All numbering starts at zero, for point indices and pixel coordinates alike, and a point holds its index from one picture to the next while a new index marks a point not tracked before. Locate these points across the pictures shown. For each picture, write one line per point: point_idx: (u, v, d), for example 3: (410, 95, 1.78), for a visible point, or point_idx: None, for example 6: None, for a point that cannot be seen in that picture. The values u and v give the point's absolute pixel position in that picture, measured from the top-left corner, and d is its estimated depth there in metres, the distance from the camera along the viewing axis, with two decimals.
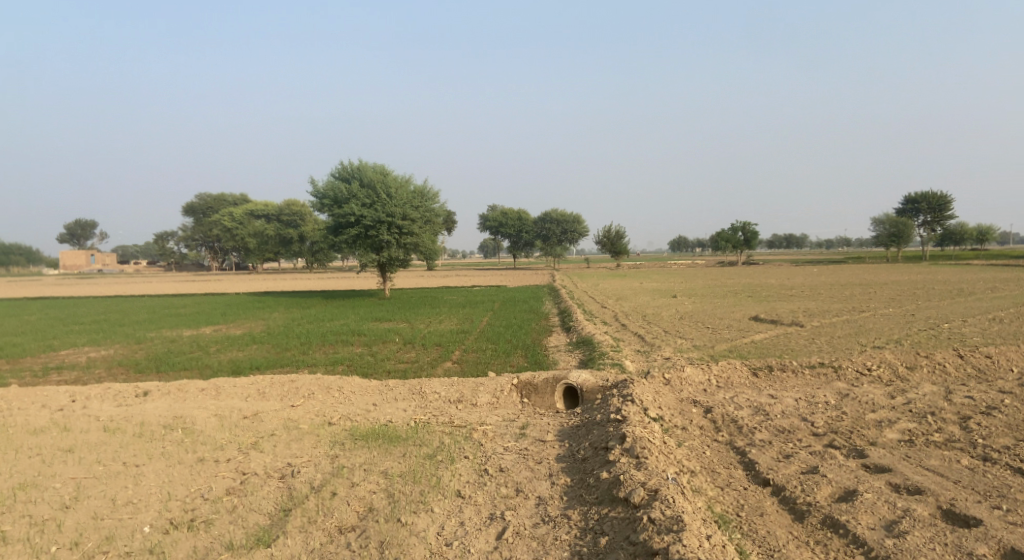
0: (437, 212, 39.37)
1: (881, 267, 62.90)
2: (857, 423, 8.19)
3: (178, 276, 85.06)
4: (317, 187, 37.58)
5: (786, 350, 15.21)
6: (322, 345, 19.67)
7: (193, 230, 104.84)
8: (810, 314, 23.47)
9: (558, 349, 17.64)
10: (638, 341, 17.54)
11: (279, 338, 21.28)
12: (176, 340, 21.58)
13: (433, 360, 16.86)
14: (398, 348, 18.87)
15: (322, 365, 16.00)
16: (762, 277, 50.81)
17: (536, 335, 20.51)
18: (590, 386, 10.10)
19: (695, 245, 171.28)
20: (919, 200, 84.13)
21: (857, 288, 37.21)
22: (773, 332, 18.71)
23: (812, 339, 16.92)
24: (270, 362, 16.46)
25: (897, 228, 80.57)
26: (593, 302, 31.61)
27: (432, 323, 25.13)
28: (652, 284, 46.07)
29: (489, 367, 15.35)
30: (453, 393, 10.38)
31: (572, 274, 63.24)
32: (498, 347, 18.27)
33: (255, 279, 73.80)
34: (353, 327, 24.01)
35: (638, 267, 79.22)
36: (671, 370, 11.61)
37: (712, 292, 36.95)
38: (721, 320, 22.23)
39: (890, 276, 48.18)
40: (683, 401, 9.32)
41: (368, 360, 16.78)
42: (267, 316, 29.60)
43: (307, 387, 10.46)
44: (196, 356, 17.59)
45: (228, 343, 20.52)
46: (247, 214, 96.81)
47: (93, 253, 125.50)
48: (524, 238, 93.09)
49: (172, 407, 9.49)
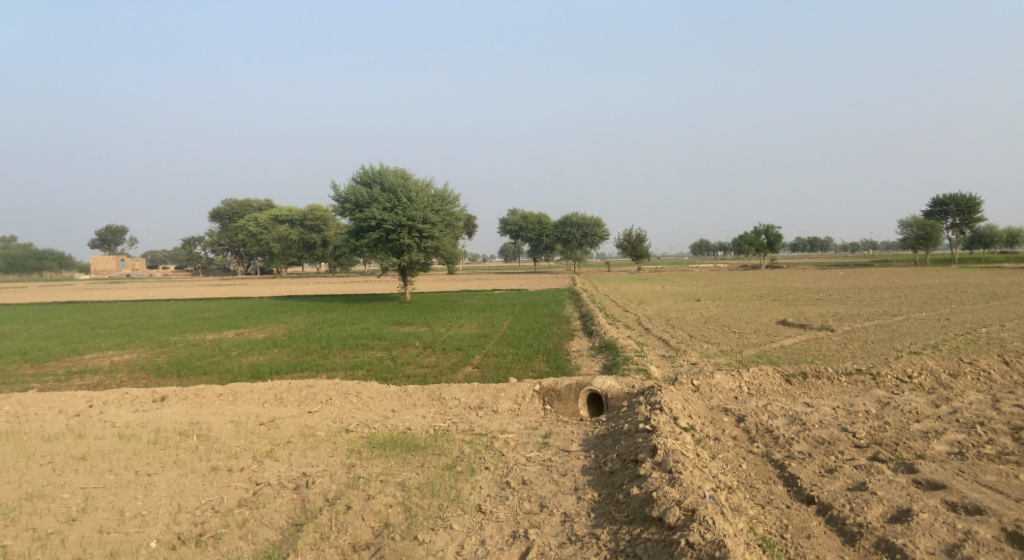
0: (458, 216, 39.21)
1: (909, 271, 61.44)
2: (903, 434, 7.69)
3: (203, 281, 86.19)
4: (338, 190, 37.64)
5: (818, 356, 14.63)
6: (342, 349, 19.52)
7: (217, 234, 106.21)
8: (840, 318, 22.78)
9: (581, 354, 17.25)
10: (663, 346, 17.08)
11: (300, 342, 21.19)
12: (198, 343, 21.60)
13: (453, 364, 16.58)
14: (419, 352, 18.65)
15: (341, 370, 15.81)
16: (788, 281, 49.87)
17: (558, 339, 20.16)
18: (616, 393, 9.72)
19: (717, 249, 169.48)
20: (948, 202, 82.21)
21: (886, 291, 36.29)
22: (802, 336, 18.11)
23: (845, 344, 16.31)
24: (290, 366, 16.34)
25: (926, 231, 78.75)
26: (616, 305, 31.12)
27: (453, 327, 24.90)
28: (674, 287, 45.45)
29: (510, 372, 15.04)
30: (474, 399, 10.07)
31: (594, 278, 62.69)
32: (519, 351, 17.94)
33: (278, 282, 74.41)
34: (373, 331, 23.86)
35: (660, 270, 78.37)
36: (699, 376, 11.15)
37: (737, 296, 36.23)
38: (748, 324, 21.67)
39: (921, 279, 46.98)
40: (714, 410, 8.88)
41: (388, 364, 16.56)
42: (289, 320, 29.60)
43: (325, 392, 10.24)
44: (217, 360, 17.54)
45: (249, 347, 20.48)
46: (271, 219, 97.80)
47: (121, 257, 127.79)
48: (545, 242, 92.80)
49: (188, 412, 9.34)
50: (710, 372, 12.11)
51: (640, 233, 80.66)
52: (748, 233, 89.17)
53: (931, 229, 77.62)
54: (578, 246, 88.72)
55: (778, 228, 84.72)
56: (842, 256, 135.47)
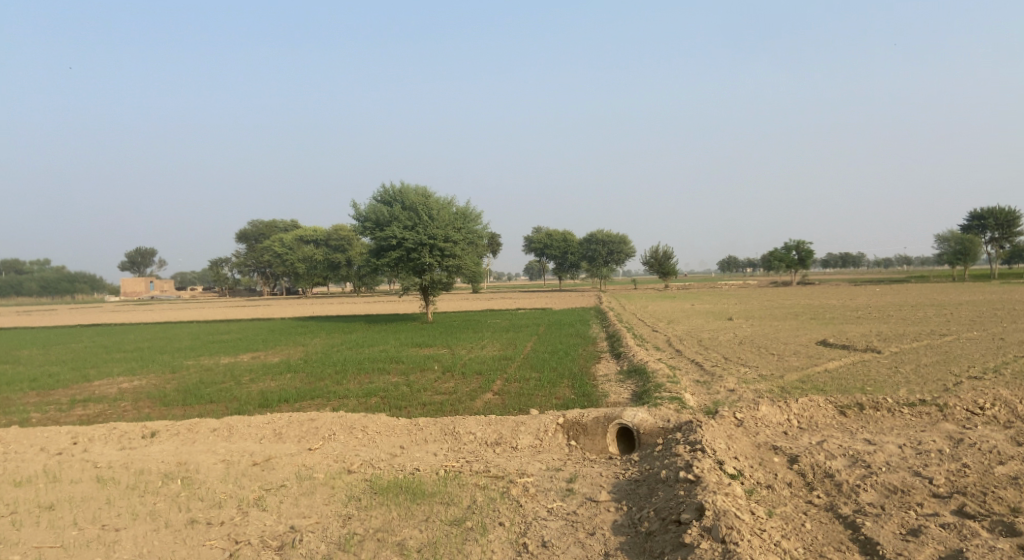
0: (481, 233, 38.49)
1: (946, 287, 59.08)
2: (989, 479, 6.52)
3: (230, 302, 86.84)
4: (359, 210, 37.30)
5: (869, 383, 13.35)
6: (357, 373, 18.74)
7: (244, 256, 107.24)
8: (885, 339, 21.29)
9: (608, 379, 16.18)
10: (697, 370, 15.95)
11: (315, 367, 20.47)
12: (211, 369, 21.05)
13: (472, 390, 15.65)
14: (436, 376, 17.78)
15: (353, 397, 14.98)
16: (823, 298, 47.91)
17: (584, 362, 19.10)
18: (649, 428, 8.70)
19: (745, 266, 166.43)
20: (986, 216, 79.29)
21: (928, 308, 34.50)
22: (848, 360, 16.77)
23: (896, 369, 14.97)
24: (301, 393, 15.60)
25: (962, 245, 75.87)
26: (644, 325, 29.89)
27: (473, 349, 23.98)
28: (704, 306, 43.92)
29: (532, 401, 14.05)
30: (491, 434, 9.15)
31: (620, 296, 61.30)
32: (543, 375, 16.93)
33: (301, 304, 74.48)
34: (391, 354, 23.04)
35: (688, 288, 76.80)
36: (741, 407, 10.03)
37: (770, 314, 34.75)
38: (786, 346, 20.34)
39: (962, 295, 44.80)
40: (761, 450, 7.82)
41: (402, 390, 15.69)
42: (307, 342, 29.06)
43: (328, 425, 9.41)
44: (227, 387, 16.89)
45: (262, 371, 19.85)
46: (297, 239, 98.50)
47: (150, 279, 129.73)
48: (569, 259, 92.09)
49: (177, 452, 8.64)
50: (752, 403, 10.97)
51: (666, 249, 79.29)
52: (777, 249, 87.10)
53: (970, 244, 74.78)
54: (602, 263, 87.62)
55: (808, 244, 82.57)
56: (875, 272, 131.77)
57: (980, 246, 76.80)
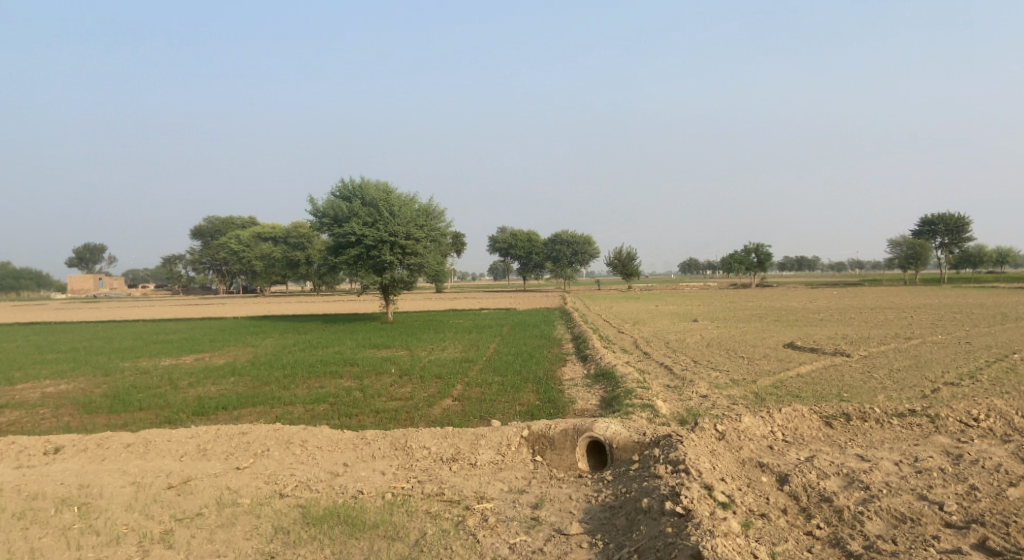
0: (443, 231, 37.37)
1: (900, 290, 60.25)
2: (1005, 506, 5.87)
3: (183, 301, 83.74)
4: (316, 205, 35.83)
5: (845, 389, 12.78)
6: (307, 377, 17.45)
7: (198, 252, 103.63)
8: (852, 342, 20.96)
9: (575, 383, 15.32)
10: (666, 375, 15.22)
11: (262, 370, 19.07)
12: (148, 372, 19.44)
13: (430, 396, 14.58)
14: (392, 381, 16.62)
15: (300, 404, 13.76)
16: (785, 301, 48.18)
17: (548, 366, 18.18)
18: (623, 441, 7.84)
19: (706, 267, 168.35)
20: (937, 221, 81.38)
21: (887, 312, 34.72)
22: (819, 363, 16.28)
23: (870, 373, 14.49)
24: (244, 400, 14.28)
25: (914, 250, 77.78)
26: (609, 326, 29.24)
27: (434, 351, 22.84)
28: (668, 308, 43.59)
29: (494, 408, 13.07)
30: (447, 449, 8.18)
31: (585, 297, 60.81)
32: (505, 379, 15.95)
33: (257, 302, 72.04)
34: (346, 356, 21.75)
35: (651, 289, 77.02)
36: (720, 418, 9.27)
37: (735, 316, 34.51)
38: (754, 349, 19.82)
39: (918, 299, 45.55)
40: (747, 468, 7.04)
41: (354, 397, 14.49)
42: (258, 343, 27.49)
43: (262, 440, 8.29)
44: (161, 393, 15.42)
45: (204, 375, 18.36)
46: (254, 237, 95.87)
47: (98, 276, 124.45)
48: (533, 260, 91.87)
49: (81, 471, 7.36)
50: (730, 412, 10.21)
51: (629, 250, 79.34)
52: (738, 251, 87.96)
53: (922, 249, 76.73)
54: (566, 263, 87.34)
55: (768, 247, 83.62)
56: (831, 276, 134.76)
57: (930, 252, 78.88)
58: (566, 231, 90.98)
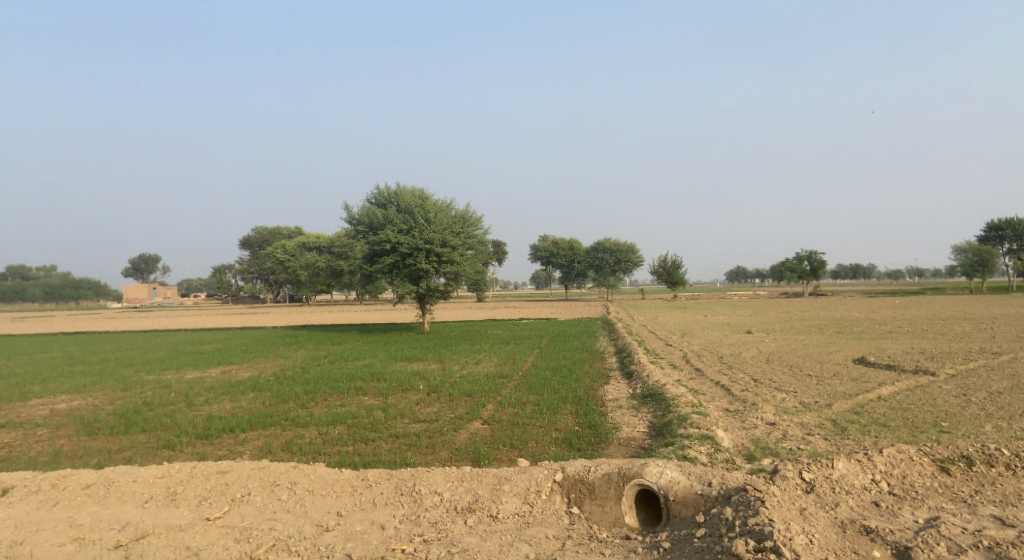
0: (480, 239, 36.03)
1: (968, 300, 56.03)
2: None
3: (228, 310, 84.89)
4: (351, 212, 35.05)
5: (943, 417, 10.78)
6: (329, 394, 16.23)
7: (246, 263, 105.40)
8: (933, 358, 18.60)
9: (619, 404, 13.65)
10: (725, 396, 13.43)
11: (284, 385, 17.93)
12: (169, 386, 18.55)
13: (457, 418, 13.08)
14: (418, 399, 15.23)
15: (313, 427, 12.44)
16: (844, 311, 45.17)
17: (590, 383, 16.51)
18: (682, 493, 6.25)
19: (754, 274, 163.18)
20: (1004, 227, 76.37)
21: (960, 322, 31.77)
22: (902, 384, 14.14)
23: (967, 397, 12.39)
24: (255, 420, 13.06)
25: (981, 257, 72.97)
26: (655, 338, 27.31)
27: (467, 365, 21.40)
28: (717, 318, 41.21)
29: (526, 434, 11.47)
30: (463, 496, 6.69)
31: (629, 306, 58.62)
32: (542, 399, 14.34)
33: (300, 311, 72.23)
34: (375, 370, 20.50)
35: (697, 298, 74.42)
36: (805, 461, 7.50)
37: (792, 327, 32.10)
38: (821, 365, 17.70)
39: (992, 308, 41.94)
40: (849, 537, 5.35)
41: (374, 418, 13.11)
42: (290, 355, 26.59)
43: (242, 481, 6.95)
44: (172, 411, 14.40)
45: (223, 390, 17.33)
46: (300, 247, 97.15)
47: (152, 285, 127.99)
48: (576, 268, 90.18)
49: (21, 522, 6.12)
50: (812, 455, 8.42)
51: (674, 258, 76.88)
52: (789, 259, 84.28)
53: (988, 255, 71.96)
54: (610, 271, 85.15)
55: (821, 254, 79.81)
56: (887, 284, 128.67)
57: (998, 259, 73.93)
58: (609, 239, 89.06)
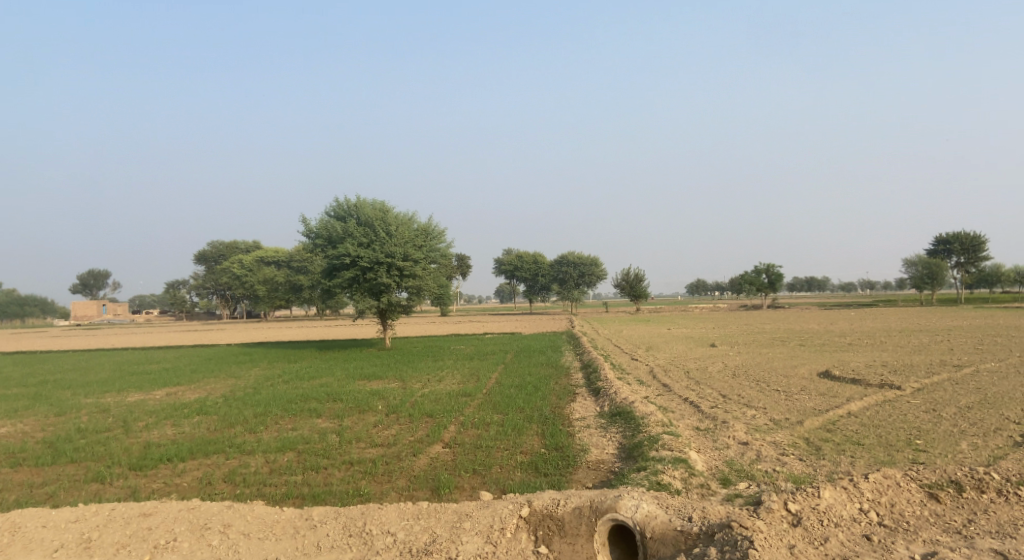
0: (443, 252, 35.29)
1: (921, 311, 57.52)
2: None
3: (182, 326, 82.07)
4: (309, 225, 34.01)
5: (916, 434, 10.55)
6: (281, 417, 15.31)
7: (202, 278, 102.32)
8: (897, 371, 18.59)
9: (586, 424, 13.11)
10: (694, 414, 13.01)
11: (232, 408, 16.87)
12: (106, 411, 17.31)
13: (417, 441, 12.34)
14: (376, 421, 14.42)
15: (260, 455, 11.55)
16: (804, 323, 45.76)
17: (556, 401, 15.94)
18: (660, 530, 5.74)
19: (714, 287, 165.83)
20: (952, 241, 79.09)
21: (917, 335, 32.24)
22: (871, 399, 13.95)
23: (936, 413, 12.24)
24: (196, 447, 12.11)
25: (931, 270, 75.14)
26: (621, 353, 26.91)
27: (429, 383, 20.59)
28: (681, 331, 41.17)
29: (490, 458, 10.79)
30: (419, 536, 6.04)
31: (593, 320, 58.43)
32: (506, 419, 13.69)
33: (258, 328, 70.12)
34: (331, 390, 19.52)
35: (659, 311, 74.84)
36: (786, 490, 7.07)
37: (755, 340, 32.14)
38: (788, 379, 17.46)
39: (944, 320, 43.00)
40: None
41: (326, 444, 12.28)
42: (242, 374, 25.37)
43: (168, 525, 6.20)
44: (107, 438, 13.32)
45: (166, 414, 16.22)
46: (257, 261, 94.96)
47: (102, 302, 123.24)
48: (539, 282, 90.05)
49: None
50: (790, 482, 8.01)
51: (637, 271, 77.31)
52: (748, 272, 85.55)
53: (937, 268, 74.18)
54: (573, 285, 85.15)
55: (779, 267, 81.28)
56: (841, 297, 132.07)
57: (947, 272, 76.28)
58: (573, 253, 89.46)
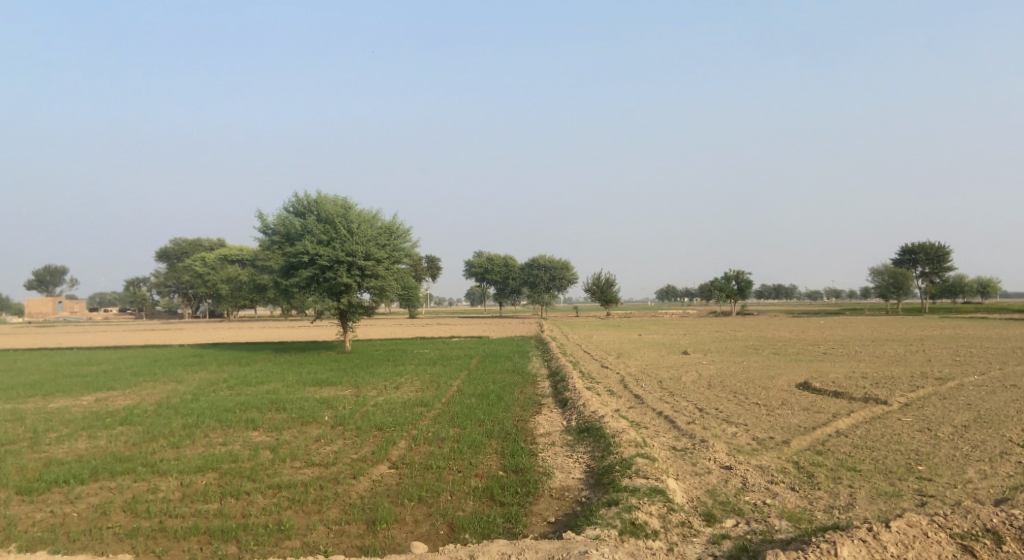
0: (409, 251, 33.79)
1: (888, 320, 57.81)
2: None
3: (140, 325, 79.04)
4: (266, 220, 32.21)
5: (915, 459, 9.48)
6: (214, 429, 13.67)
7: (164, 276, 98.99)
8: (878, 384, 17.66)
9: (550, 442, 11.78)
10: (670, 431, 11.79)
11: (162, 418, 15.17)
12: (20, 419, 15.44)
13: (360, 460, 10.88)
14: (319, 435, 12.89)
15: (174, 477, 9.96)
16: (775, 331, 45.24)
17: (519, 413, 14.60)
18: None
19: (685, 294, 166.79)
20: (916, 251, 80.04)
21: (892, 344, 31.60)
22: (859, 416, 12.90)
23: (931, 433, 11.20)
24: (102, 466, 10.46)
25: (896, 280, 75.69)
26: (591, 359, 25.72)
27: (385, 391, 19.04)
28: (653, 337, 40.24)
29: (441, 482, 9.42)
30: None
31: (564, 324, 57.41)
32: (464, 434, 12.30)
33: (219, 328, 67.64)
34: (277, 398, 17.88)
35: (629, 316, 74.28)
36: (792, 546, 5.85)
37: (728, 348, 31.27)
38: (767, 392, 16.37)
39: (913, 330, 42.75)
40: None
41: (256, 463, 10.75)
42: (185, 378, 23.51)
43: None
44: (5, 454, 11.57)
45: (85, 425, 14.44)
46: (220, 259, 92.30)
47: (58, 298, 118.70)
48: (510, 285, 88.97)
49: None
50: (789, 528, 6.80)
51: (609, 276, 76.69)
52: (718, 278, 85.46)
53: (903, 278, 74.67)
54: (544, 289, 84.08)
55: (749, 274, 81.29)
56: (808, 305, 133.51)
57: (911, 281, 76.96)
58: (545, 257, 88.74)
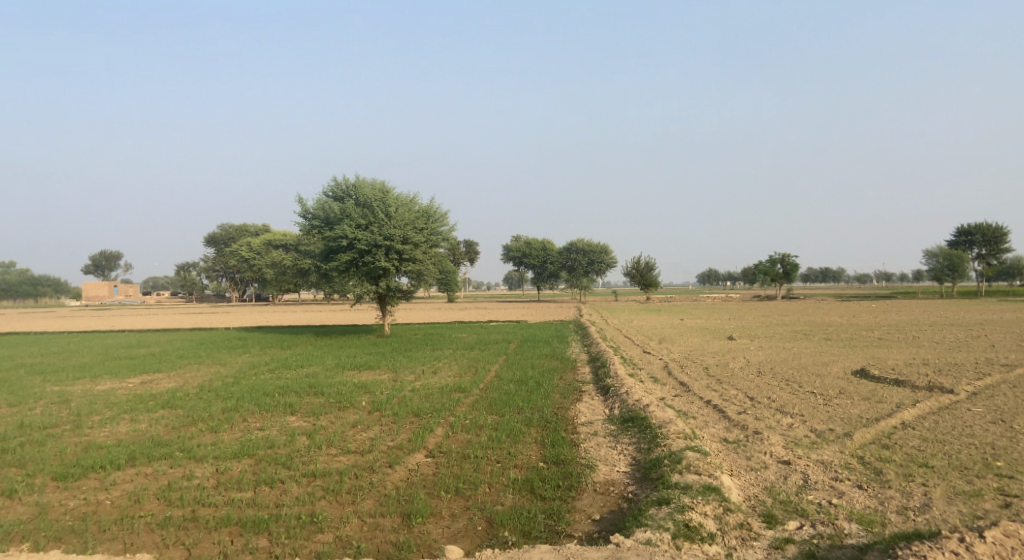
0: (446, 235, 33.50)
1: (942, 305, 55.15)
2: None
3: (189, 309, 81.33)
4: (306, 205, 32.30)
5: (994, 455, 8.66)
6: (252, 414, 13.56)
7: (211, 260, 101.51)
8: (941, 372, 16.56)
9: (592, 432, 11.24)
10: (720, 422, 11.14)
11: (202, 402, 15.18)
12: (66, 402, 15.67)
13: (396, 448, 10.56)
14: (356, 421, 12.64)
15: (210, 463, 9.81)
16: (824, 315, 43.59)
17: (560, 401, 14.10)
18: None
19: (726, 277, 163.15)
20: (972, 232, 76.25)
21: (950, 329, 29.96)
22: (925, 406, 12.02)
23: (1008, 426, 10.31)
24: (140, 451, 10.39)
25: (951, 262, 72.23)
26: (632, 344, 25.04)
27: (423, 375, 18.78)
28: (695, 321, 39.21)
29: (479, 473, 9.02)
30: None
31: (603, 308, 56.53)
32: (502, 422, 11.88)
33: (264, 311, 68.99)
34: (315, 382, 17.77)
35: (669, 300, 72.91)
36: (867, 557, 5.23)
37: (775, 333, 30.13)
38: (821, 380, 15.51)
39: (972, 314, 40.57)
40: None
41: (292, 450, 10.53)
42: (228, 361, 23.73)
43: None
44: (47, 437, 11.65)
45: (127, 408, 14.53)
46: (265, 244, 93.98)
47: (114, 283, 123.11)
48: (549, 268, 88.28)
49: None
50: (859, 533, 6.16)
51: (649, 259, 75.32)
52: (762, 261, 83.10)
53: (959, 260, 71.13)
54: (583, 272, 83.17)
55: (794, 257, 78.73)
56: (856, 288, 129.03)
57: (968, 264, 73.33)
58: (584, 240, 87.69)
